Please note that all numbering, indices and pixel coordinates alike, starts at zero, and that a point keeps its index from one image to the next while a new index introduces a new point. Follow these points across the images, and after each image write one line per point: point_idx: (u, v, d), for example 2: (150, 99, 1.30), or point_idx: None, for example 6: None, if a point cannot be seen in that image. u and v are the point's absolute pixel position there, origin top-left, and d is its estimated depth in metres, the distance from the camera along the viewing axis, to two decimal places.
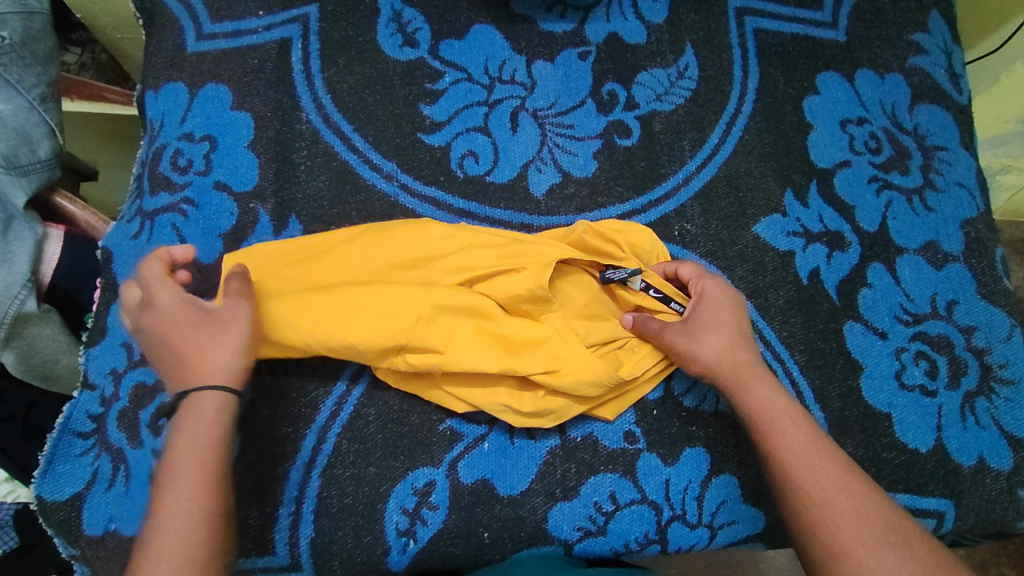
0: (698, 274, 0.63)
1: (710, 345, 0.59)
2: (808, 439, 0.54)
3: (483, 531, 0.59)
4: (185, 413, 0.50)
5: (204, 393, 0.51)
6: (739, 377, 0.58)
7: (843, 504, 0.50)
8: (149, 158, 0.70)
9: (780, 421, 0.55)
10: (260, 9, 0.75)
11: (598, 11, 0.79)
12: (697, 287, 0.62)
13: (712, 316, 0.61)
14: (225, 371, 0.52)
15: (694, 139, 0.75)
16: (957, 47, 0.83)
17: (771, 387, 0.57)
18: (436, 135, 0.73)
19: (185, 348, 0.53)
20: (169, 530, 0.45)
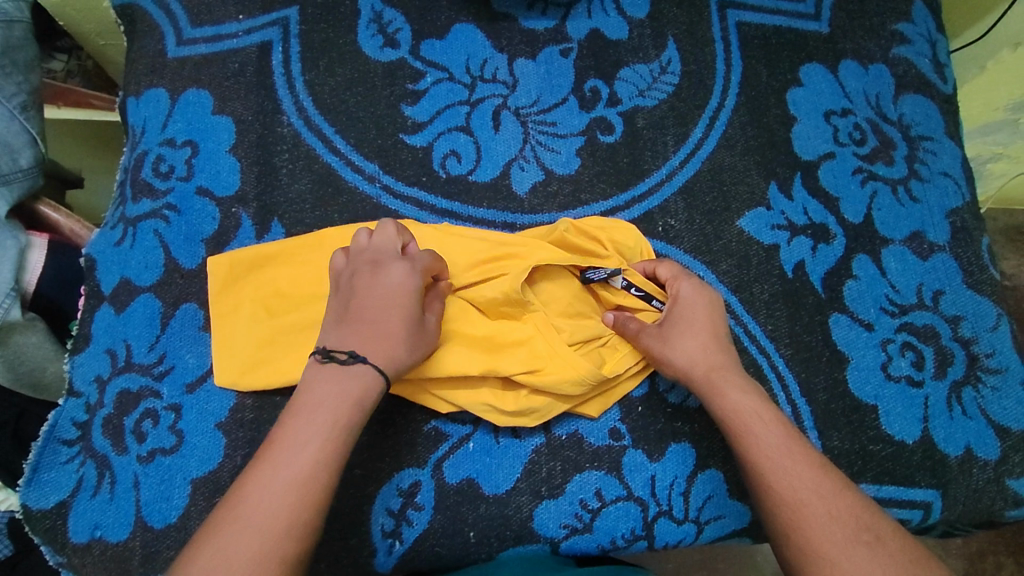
0: (673, 275, 0.62)
1: (683, 348, 0.59)
2: (781, 442, 0.53)
3: (469, 531, 0.59)
4: (342, 391, 0.50)
5: (377, 379, 0.51)
6: (712, 380, 0.58)
7: (817, 506, 0.49)
8: (132, 165, 0.70)
9: (752, 423, 0.55)
10: (239, 13, 0.75)
11: (579, 8, 0.79)
12: (672, 288, 0.62)
13: (687, 318, 0.60)
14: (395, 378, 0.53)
15: (678, 134, 0.75)
16: (941, 36, 0.83)
17: (743, 388, 0.57)
18: (418, 136, 0.72)
19: (386, 330, 0.53)
20: (277, 502, 0.45)
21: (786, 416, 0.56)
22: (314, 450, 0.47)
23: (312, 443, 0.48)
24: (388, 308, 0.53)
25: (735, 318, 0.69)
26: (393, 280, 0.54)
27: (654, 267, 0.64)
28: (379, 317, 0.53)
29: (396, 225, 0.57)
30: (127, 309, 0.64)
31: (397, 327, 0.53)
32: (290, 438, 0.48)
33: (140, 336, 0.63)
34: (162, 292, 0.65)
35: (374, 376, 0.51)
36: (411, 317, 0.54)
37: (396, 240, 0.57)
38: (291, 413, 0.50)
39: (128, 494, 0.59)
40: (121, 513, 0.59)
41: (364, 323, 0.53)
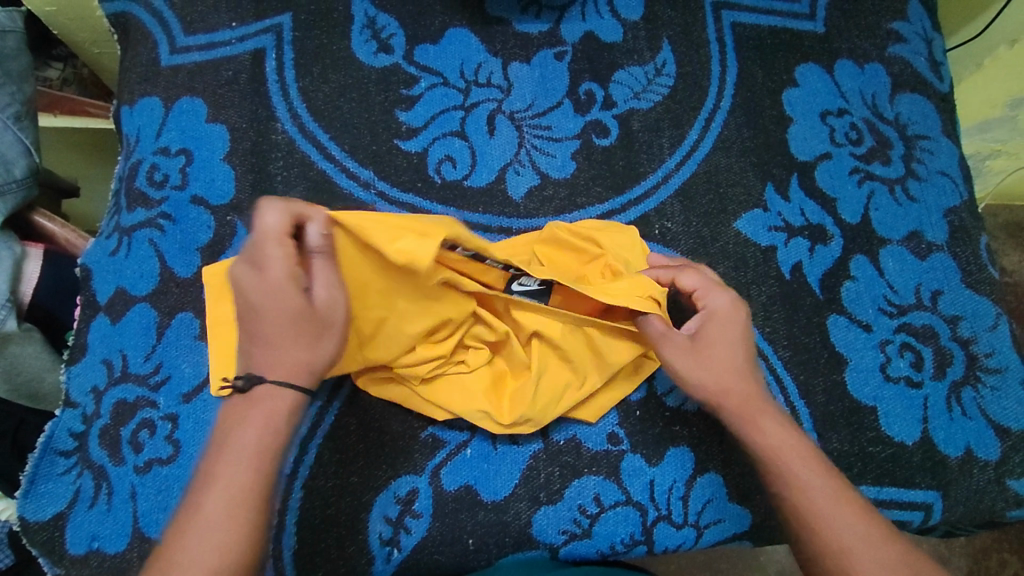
0: (701, 286, 0.59)
1: (716, 368, 0.56)
2: (822, 483, 0.51)
3: (467, 538, 0.59)
4: (261, 402, 0.46)
5: (281, 393, 0.46)
6: (746, 411, 0.55)
7: (864, 553, 0.47)
8: (126, 174, 0.70)
9: (787, 459, 0.53)
10: (233, 20, 0.75)
11: (573, 11, 0.78)
12: (700, 300, 0.58)
13: (717, 337, 0.57)
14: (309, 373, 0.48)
15: (673, 137, 0.75)
16: (937, 34, 0.82)
17: (775, 420, 0.55)
18: (412, 141, 0.72)
19: (275, 334, 0.46)
20: (213, 522, 0.42)
21: (822, 453, 0.54)
22: (256, 464, 0.44)
23: (253, 456, 0.44)
24: (262, 310, 0.46)
25: None
26: (255, 278, 0.45)
27: (680, 274, 0.60)
28: (259, 322, 0.46)
29: (270, 202, 0.44)
30: (122, 319, 0.64)
31: (286, 328, 0.46)
32: (227, 455, 0.44)
33: (136, 345, 0.63)
34: (158, 301, 0.65)
35: (282, 389, 0.46)
36: (297, 313, 0.46)
37: (274, 223, 0.44)
38: (225, 427, 0.46)
39: (125, 504, 0.59)
40: (119, 524, 0.59)
41: (251, 334, 0.47)
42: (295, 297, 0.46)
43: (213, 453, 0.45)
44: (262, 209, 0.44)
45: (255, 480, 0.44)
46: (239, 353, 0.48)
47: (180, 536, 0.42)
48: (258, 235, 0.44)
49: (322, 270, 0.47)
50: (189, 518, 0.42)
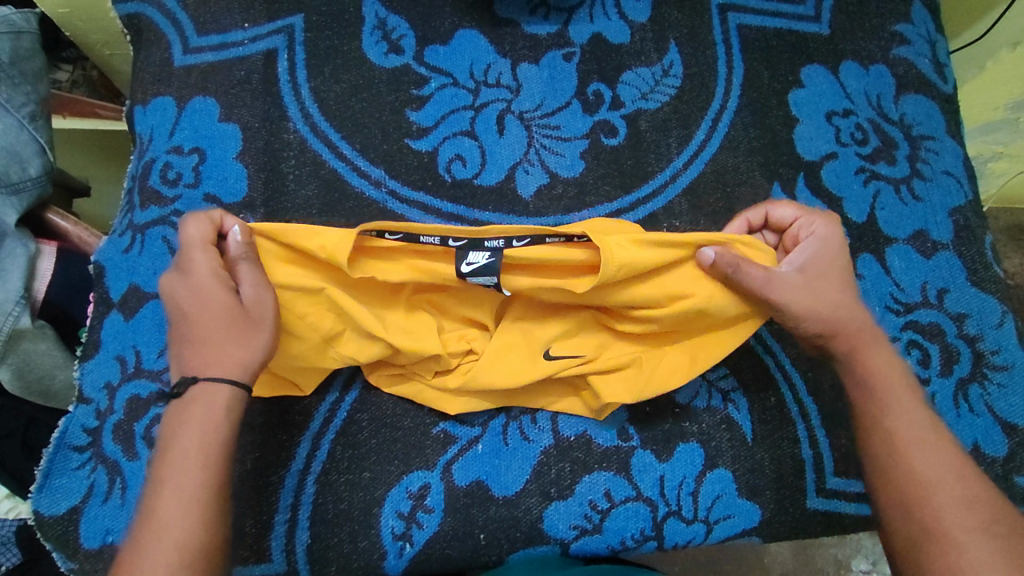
0: (797, 215, 0.61)
1: (817, 303, 0.56)
2: (917, 418, 0.53)
3: (479, 532, 0.60)
4: (199, 401, 0.50)
5: (214, 388, 0.50)
6: (860, 339, 0.57)
7: (944, 486, 0.50)
8: (139, 172, 0.71)
9: (892, 395, 0.54)
10: (245, 21, 0.76)
11: (581, 12, 0.79)
12: (802, 228, 0.60)
13: (826, 271, 0.58)
14: (242, 368, 0.51)
15: (681, 136, 0.75)
16: (941, 36, 0.83)
17: (887, 356, 0.57)
18: (423, 141, 0.73)
19: (205, 335, 0.51)
20: (179, 520, 0.46)
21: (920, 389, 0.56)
22: (202, 457, 0.48)
23: (198, 452, 0.48)
24: (191, 310, 0.52)
25: None
26: (185, 284, 0.52)
27: (772, 210, 0.62)
28: (191, 324, 0.52)
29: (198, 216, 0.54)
30: (136, 315, 0.65)
31: (215, 326, 0.51)
32: (171, 456, 0.48)
33: (149, 342, 0.64)
34: None
35: (216, 385, 0.50)
36: (224, 308, 0.51)
37: (200, 233, 0.53)
38: (168, 430, 0.50)
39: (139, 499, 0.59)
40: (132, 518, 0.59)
41: (186, 337, 0.52)
42: (218, 296, 0.52)
43: (159, 456, 0.49)
44: (190, 225, 0.53)
45: (203, 476, 0.48)
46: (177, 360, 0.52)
47: (139, 541, 0.45)
48: (186, 247, 0.53)
49: (248, 269, 0.53)
50: (148, 517, 0.46)
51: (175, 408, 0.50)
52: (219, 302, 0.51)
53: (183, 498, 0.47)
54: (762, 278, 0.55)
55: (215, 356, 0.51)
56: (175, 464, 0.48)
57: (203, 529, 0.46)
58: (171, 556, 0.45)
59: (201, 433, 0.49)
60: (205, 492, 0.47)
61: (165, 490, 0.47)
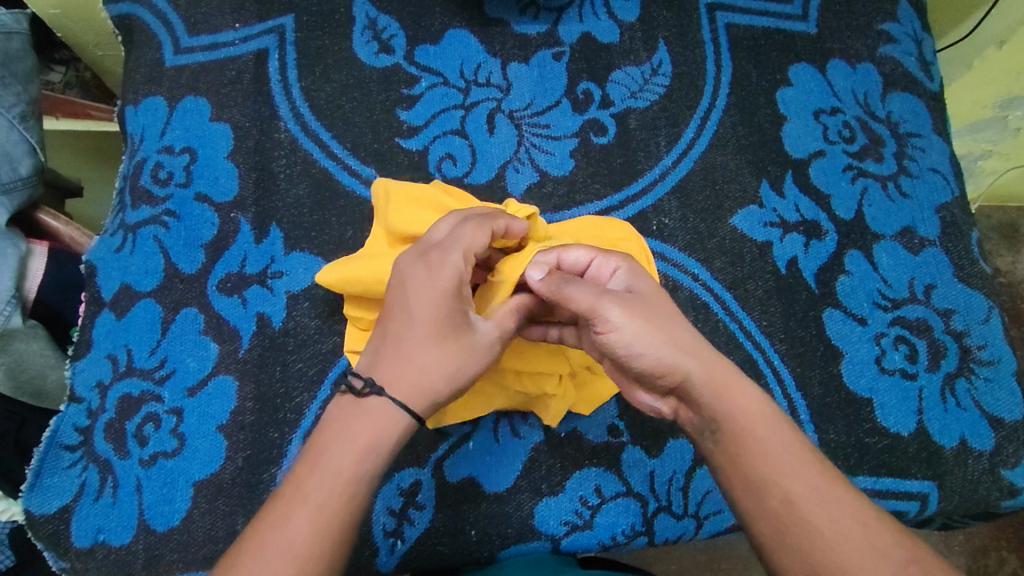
0: (593, 254, 0.53)
1: (652, 329, 0.48)
2: (797, 458, 0.45)
3: (469, 529, 0.60)
4: (372, 408, 0.46)
5: (392, 407, 0.46)
6: (716, 377, 0.47)
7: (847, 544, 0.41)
8: (131, 172, 0.71)
9: (764, 434, 0.45)
10: (236, 22, 0.76)
11: (571, 12, 0.80)
12: (601, 267, 0.53)
13: (657, 302, 0.50)
14: (423, 400, 0.48)
15: (670, 135, 0.76)
16: (927, 34, 0.84)
17: (755, 393, 0.48)
18: (414, 140, 0.73)
19: (415, 347, 0.48)
20: (303, 538, 0.42)
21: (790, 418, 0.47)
22: (351, 485, 0.44)
23: (348, 475, 0.44)
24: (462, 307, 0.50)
25: (728, 313, 0.70)
26: (427, 275, 0.49)
27: (562, 254, 0.54)
28: (407, 328, 0.48)
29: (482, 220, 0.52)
30: (127, 314, 0.65)
31: (431, 335, 0.48)
32: (318, 467, 0.44)
33: (141, 340, 0.64)
34: (162, 297, 0.66)
35: (394, 406, 0.46)
36: (448, 330, 0.48)
37: (478, 237, 0.51)
38: (321, 435, 0.46)
39: (130, 497, 0.60)
40: (124, 517, 0.59)
41: (395, 336, 0.48)
42: (457, 307, 0.49)
43: (308, 456, 0.45)
44: (476, 232, 0.51)
45: (344, 510, 0.43)
46: (371, 350, 0.49)
47: (265, 545, 0.41)
48: (448, 244, 0.50)
49: (509, 319, 0.52)
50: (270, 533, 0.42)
51: (345, 404, 0.47)
52: (449, 321, 0.49)
53: (319, 519, 0.42)
54: (591, 293, 0.49)
55: (412, 376, 0.47)
56: (324, 475, 0.44)
57: (322, 560, 0.42)
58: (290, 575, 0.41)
59: (356, 451, 0.45)
60: (337, 531, 0.43)
61: (306, 507, 0.43)
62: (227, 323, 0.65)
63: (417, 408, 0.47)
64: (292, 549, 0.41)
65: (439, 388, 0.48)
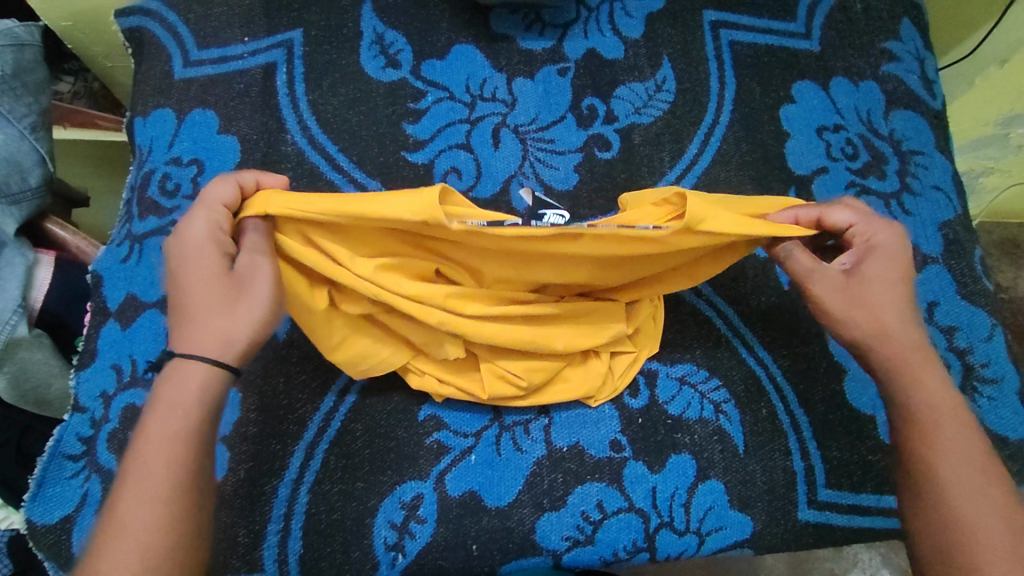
0: (854, 220, 0.56)
1: (869, 307, 0.55)
2: (968, 443, 0.52)
3: (471, 543, 0.60)
4: (179, 388, 0.48)
5: (197, 376, 0.48)
6: (908, 366, 0.55)
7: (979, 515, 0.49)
8: (138, 183, 0.72)
9: (941, 419, 0.53)
10: (245, 35, 0.77)
11: (576, 28, 0.80)
12: (857, 234, 0.56)
13: (882, 282, 0.56)
14: (226, 350, 0.49)
15: (673, 150, 0.76)
16: (929, 53, 0.85)
17: (943, 387, 0.54)
18: (419, 153, 0.74)
19: (201, 300, 0.49)
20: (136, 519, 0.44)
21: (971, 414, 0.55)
22: (168, 459, 0.46)
23: (165, 453, 0.46)
24: (252, 258, 0.50)
25: (732, 329, 0.69)
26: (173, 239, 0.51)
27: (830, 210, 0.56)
28: (181, 287, 0.50)
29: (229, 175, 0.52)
30: (133, 324, 0.65)
31: (206, 284, 0.49)
32: (136, 458, 0.46)
33: (146, 351, 0.64)
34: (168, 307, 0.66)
35: (194, 370, 0.48)
36: (200, 278, 0.49)
37: (228, 192, 0.51)
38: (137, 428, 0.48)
39: None
40: None
41: (182, 299, 0.50)
42: (199, 259, 0.49)
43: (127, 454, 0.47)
44: (217, 185, 0.51)
45: (166, 482, 0.45)
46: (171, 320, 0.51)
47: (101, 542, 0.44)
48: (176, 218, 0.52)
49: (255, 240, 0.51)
50: (113, 510, 0.45)
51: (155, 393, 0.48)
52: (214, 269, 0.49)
53: (147, 497, 0.45)
54: (808, 267, 0.57)
55: (206, 325, 0.49)
56: (140, 463, 0.46)
57: (162, 532, 0.44)
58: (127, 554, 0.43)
59: (170, 430, 0.47)
60: (167, 508, 0.45)
61: (130, 495, 0.45)
62: None
63: (217, 358, 0.49)
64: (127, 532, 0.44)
65: (245, 325, 0.49)
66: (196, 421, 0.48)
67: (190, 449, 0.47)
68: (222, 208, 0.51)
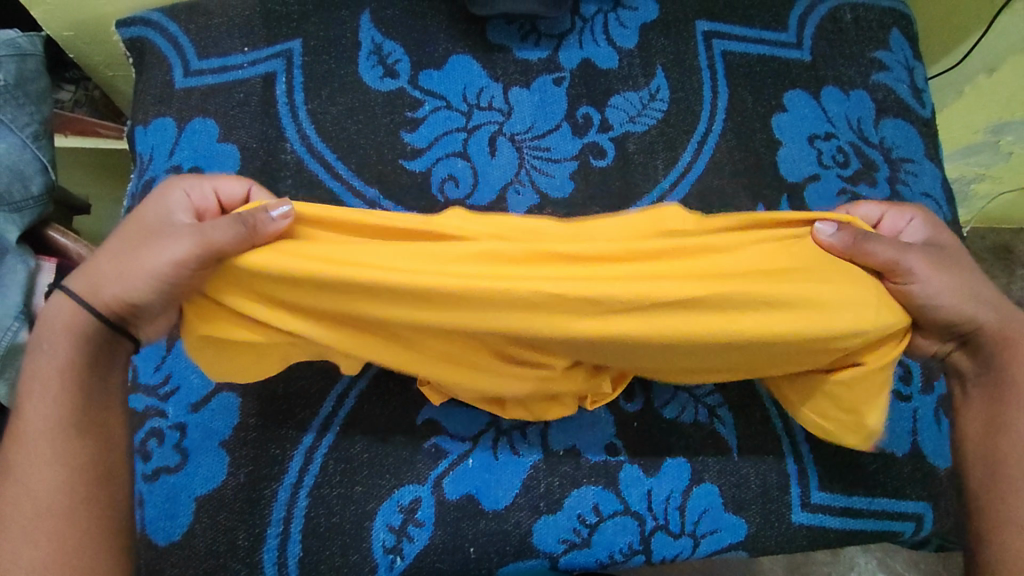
0: (884, 211, 0.62)
1: (961, 284, 0.54)
2: None
3: (469, 546, 0.61)
4: (48, 321, 0.51)
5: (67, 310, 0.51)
6: (1002, 333, 0.56)
7: None
8: (139, 191, 0.73)
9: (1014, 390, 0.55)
10: (245, 45, 0.78)
11: (571, 38, 0.82)
12: (893, 222, 0.62)
13: (951, 256, 0.57)
14: (105, 289, 0.50)
15: (667, 158, 0.78)
16: (919, 63, 0.86)
17: None
18: (416, 162, 0.75)
19: (119, 249, 0.52)
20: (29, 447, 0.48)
21: None
22: (45, 386, 0.49)
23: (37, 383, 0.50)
24: (203, 223, 0.51)
25: None
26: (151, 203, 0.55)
27: (852, 211, 0.63)
28: (118, 237, 0.53)
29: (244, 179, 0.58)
30: None
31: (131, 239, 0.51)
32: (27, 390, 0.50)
33: (147, 356, 0.65)
34: None
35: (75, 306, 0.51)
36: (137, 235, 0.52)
37: (234, 190, 0.57)
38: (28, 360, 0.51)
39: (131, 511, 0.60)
40: None
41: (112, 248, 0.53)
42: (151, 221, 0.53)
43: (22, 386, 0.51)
44: (228, 180, 0.57)
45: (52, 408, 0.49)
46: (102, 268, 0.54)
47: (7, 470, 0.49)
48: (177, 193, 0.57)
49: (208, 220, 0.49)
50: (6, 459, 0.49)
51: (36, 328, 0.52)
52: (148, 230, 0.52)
53: (35, 425, 0.49)
54: (894, 246, 0.52)
55: (103, 270, 0.50)
56: (27, 394, 0.50)
57: (45, 459, 0.48)
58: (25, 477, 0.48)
59: (47, 359, 0.50)
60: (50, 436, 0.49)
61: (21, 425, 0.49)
62: None
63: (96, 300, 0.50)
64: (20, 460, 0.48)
65: (127, 279, 0.49)
66: (64, 360, 0.50)
67: (57, 378, 0.50)
68: (213, 194, 0.56)
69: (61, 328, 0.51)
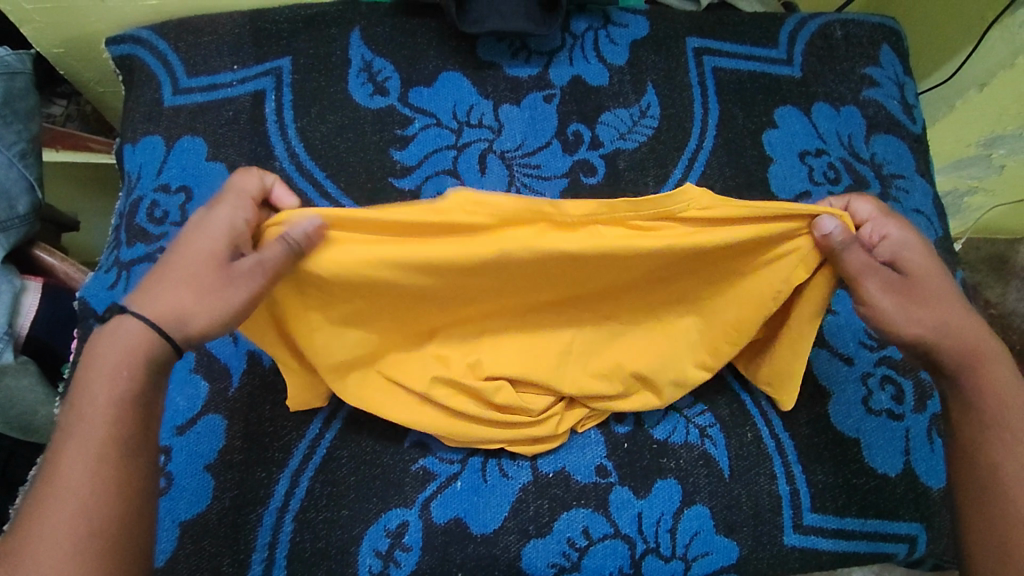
0: (873, 214, 0.57)
1: (918, 306, 0.55)
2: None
3: (457, 571, 0.60)
4: (120, 341, 0.47)
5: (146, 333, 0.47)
6: (975, 352, 0.55)
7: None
8: (127, 210, 0.73)
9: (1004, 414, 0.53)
10: (234, 63, 0.78)
11: (561, 56, 0.82)
12: (874, 230, 0.57)
13: (920, 274, 0.55)
14: (180, 315, 0.48)
15: (658, 175, 0.78)
16: (909, 78, 0.87)
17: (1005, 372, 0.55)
18: (406, 179, 0.75)
19: (181, 272, 0.48)
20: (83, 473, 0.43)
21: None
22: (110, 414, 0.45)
23: (104, 408, 0.45)
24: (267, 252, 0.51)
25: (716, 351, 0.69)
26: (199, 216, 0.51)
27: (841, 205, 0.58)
28: (175, 257, 0.49)
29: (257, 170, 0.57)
30: None
31: (196, 264, 0.49)
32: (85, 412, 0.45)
33: None
34: None
35: (147, 330, 0.47)
36: (201, 258, 0.49)
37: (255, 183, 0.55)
38: (84, 377, 0.46)
39: None
40: None
41: (168, 268, 0.49)
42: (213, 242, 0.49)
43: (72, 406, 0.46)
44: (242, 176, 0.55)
45: (114, 438, 0.45)
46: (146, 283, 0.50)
47: (49, 493, 0.43)
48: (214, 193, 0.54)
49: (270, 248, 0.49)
50: (50, 476, 0.44)
51: (93, 342, 0.47)
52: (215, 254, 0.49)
53: (94, 451, 0.44)
54: (864, 263, 0.53)
55: (172, 298, 0.48)
56: (84, 417, 0.45)
57: (101, 491, 0.43)
58: (75, 505, 0.43)
59: (114, 384, 0.46)
60: (114, 465, 0.44)
61: (73, 448, 0.44)
62: (218, 361, 0.65)
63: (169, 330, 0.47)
64: (72, 484, 0.43)
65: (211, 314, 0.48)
66: (135, 388, 0.46)
67: (126, 406, 0.46)
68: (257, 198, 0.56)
69: (133, 352, 0.46)
